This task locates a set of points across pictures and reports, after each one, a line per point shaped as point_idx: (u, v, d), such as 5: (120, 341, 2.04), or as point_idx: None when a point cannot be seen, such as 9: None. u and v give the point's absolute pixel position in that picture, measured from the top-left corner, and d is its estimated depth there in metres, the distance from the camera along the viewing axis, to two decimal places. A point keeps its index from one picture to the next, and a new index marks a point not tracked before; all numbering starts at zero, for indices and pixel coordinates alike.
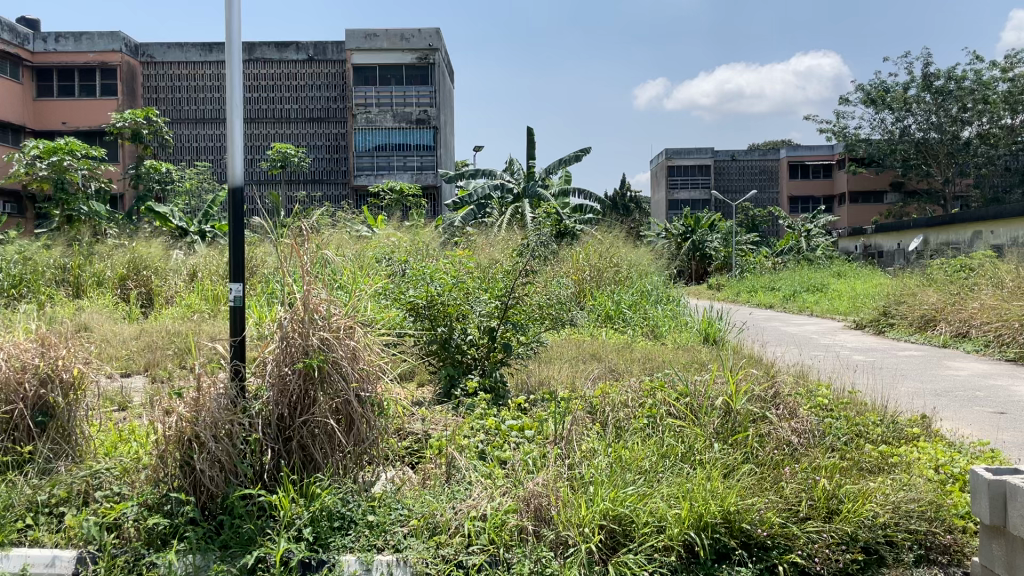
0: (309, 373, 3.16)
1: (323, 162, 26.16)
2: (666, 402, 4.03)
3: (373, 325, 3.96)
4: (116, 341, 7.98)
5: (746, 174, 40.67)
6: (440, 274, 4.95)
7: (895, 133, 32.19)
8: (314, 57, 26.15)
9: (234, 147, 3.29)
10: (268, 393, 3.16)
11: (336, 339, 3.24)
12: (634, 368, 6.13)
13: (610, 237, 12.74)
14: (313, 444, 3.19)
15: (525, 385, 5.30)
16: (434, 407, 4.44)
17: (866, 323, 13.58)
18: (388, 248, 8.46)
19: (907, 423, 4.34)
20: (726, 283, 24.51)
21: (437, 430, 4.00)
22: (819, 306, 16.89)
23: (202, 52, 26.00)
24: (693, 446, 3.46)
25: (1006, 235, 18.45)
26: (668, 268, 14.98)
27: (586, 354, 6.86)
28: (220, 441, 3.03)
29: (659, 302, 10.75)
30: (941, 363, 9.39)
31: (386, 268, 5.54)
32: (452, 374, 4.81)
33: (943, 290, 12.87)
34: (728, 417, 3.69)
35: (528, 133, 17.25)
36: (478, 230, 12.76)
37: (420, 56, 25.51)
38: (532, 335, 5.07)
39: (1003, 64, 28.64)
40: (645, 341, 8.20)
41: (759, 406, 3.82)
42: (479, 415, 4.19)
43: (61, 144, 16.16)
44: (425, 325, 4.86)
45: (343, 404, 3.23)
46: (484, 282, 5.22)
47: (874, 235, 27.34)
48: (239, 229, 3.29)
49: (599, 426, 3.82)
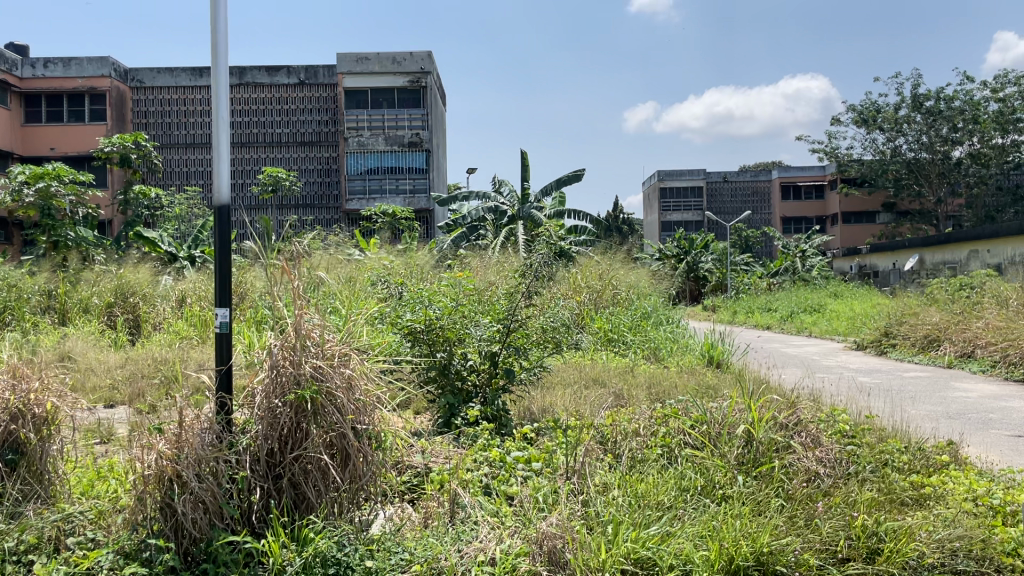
0: (302, 405, 2.92)
1: (314, 186, 26.02)
2: (680, 431, 3.80)
3: (369, 350, 3.73)
4: (101, 371, 7.70)
5: (738, 196, 40.67)
6: (438, 298, 4.72)
7: (886, 153, 32.23)
8: (306, 81, 26.03)
9: (219, 161, 3.05)
10: (257, 426, 2.92)
11: (332, 367, 3.01)
12: (640, 394, 5.88)
13: (608, 259, 12.55)
14: (306, 481, 2.95)
15: (529, 414, 5.06)
16: (435, 437, 4.18)
17: (866, 344, 13.38)
18: (381, 271, 8.22)
19: (934, 451, 4.09)
20: (721, 305, 24.35)
21: (438, 463, 3.74)
22: (817, 327, 16.72)
23: (192, 76, 25.76)
24: (713, 479, 3.25)
25: (1002, 254, 18.33)
26: (666, 290, 14.79)
27: (588, 379, 6.61)
28: (205, 481, 2.77)
29: (659, 324, 10.53)
30: (947, 385, 9.19)
31: (379, 292, 5.29)
32: (451, 404, 4.53)
33: (944, 310, 12.69)
34: (750, 447, 3.47)
35: (522, 155, 17.07)
36: (472, 252, 12.54)
37: (413, 79, 25.42)
38: (536, 360, 4.84)
39: (993, 85, 28.76)
40: (647, 364, 7.98)
41: (782, 434, 3.59)
42: (483, 446, 3.95)
43: (48, 170, 15.88)
44: (423, 351, 4.60)
45: (338, 438, 2.99)
46: (484, 306, 4.99)
47: (869, 255, 27.25)
48: (225, 252, 3.05)
49: (612, 457, 3.59)
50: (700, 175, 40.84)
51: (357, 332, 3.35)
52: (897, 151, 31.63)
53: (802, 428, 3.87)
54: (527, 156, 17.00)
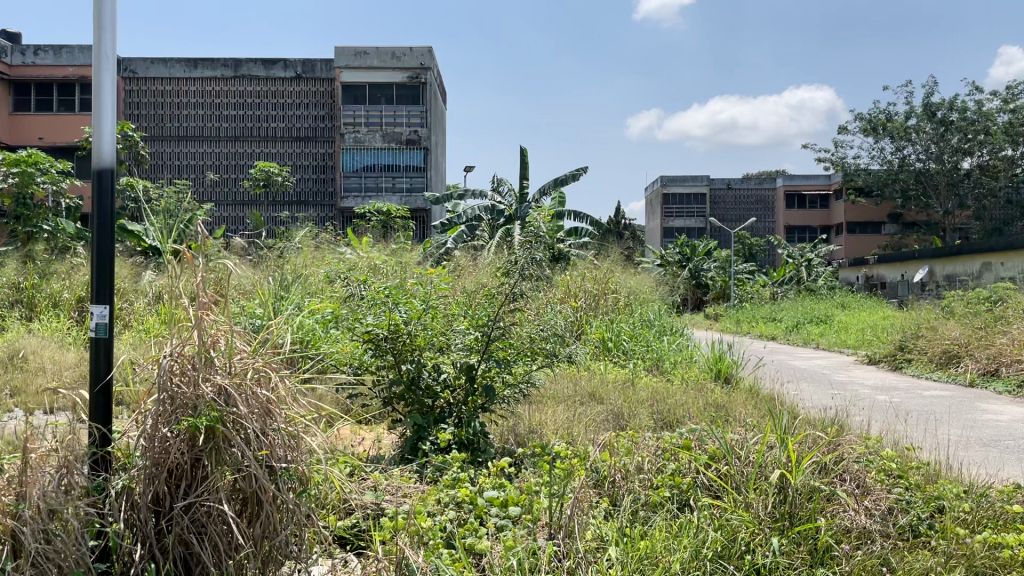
0: (201, 435, 2.21)
1: (310, 182, 25.39)
2: (695, 470, 3.14)
3: (302, 366, 2.99)
4: (50, 373, 6.97)
5: (741, 203, 40.01)
6: (407, 298, 3.97)
7: (894, 163, 31.43)
8: (304, 75, 25.25)
9: (99, 114, 2.32)
10: (142, 469, 2.22)
11: (244, 389, 2.29)
12: (642, 412, 5.14)
13: (608, 262, 11.88)
14: (201, 540, 2.22)
15: (514, 435, 4.36)
16: (393, 468, 3.45)
17: (880, 358, 12.63)
18: (364, 268, 7.53)
19: (1001, 498, 3.33)
20: (724, 314, 23.63)
21: (392, 503, 3.02)
22: (826, 339, 15.92)
23: (186, 68, 25.02)
24: (737, 537, 2.55)
25: (1017, 267, 17.59)
26: (668, 297, 14.02)
27: (584, 395, 5.89)
28: (55, 541, 2.06)
29: (663, 332, 9.82)
30: (972, 405, 8.41)
31: (337, 288, 4.57)
32: (419, 425, 3.77)
33: (965, 324, 11.90)
34: (785, 496, 2.71)
35: (523, 153, 16.33)
36: (466, 251, 11.76)
37: (412, 75, 24.68)
38: (522, 374, 4.13)
39: (1004, 95, 28.14)
40: (650, 377, 7.29)
41: (825, 481, 2.86)
42: (451, 482, 3.22)
43: (23, 157, 14.87)
44: (387, 361, 3.86)
45: (250, 484, 2.25)
46: (465, 311, 4.29)
47: (877, 265, 26.50)
48: (106, 231, 2.31)
49: (609, 504, 2.92)
50: (704, 181, 39.80)
51: (284, 340, 2.63)
52: (904, 161, 30.89)
53: (847, 474, 3.16)
54: (526, 153, 16.28)
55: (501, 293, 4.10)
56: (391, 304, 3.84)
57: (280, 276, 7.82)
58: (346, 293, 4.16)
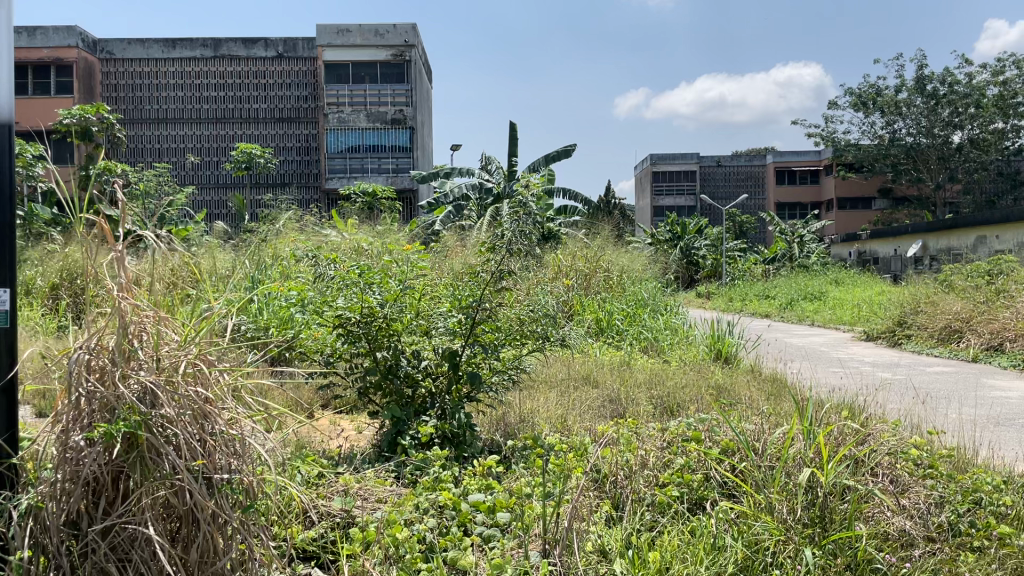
0: (120, 443, 1.83)
1: (293, 164, 24.85)
2: (705, 464, 2.82)
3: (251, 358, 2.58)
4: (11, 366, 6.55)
5: (732, 180, 39.62)
6: (383, 277, 3.59)
7: (884, 138, 31.05)
8: (285, 54, 24.77)
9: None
10: (54, 486, 1.84)
11: (174, 388, 1.90)
12: (640, 397, 4.81)
13: (599, 241, 11.49)
14: (124, 571, 1.85)
15: (503, 426, 4.01)
16: (369, 468, 3.08)
17: (878, 335, 12.34)
18: (341, 248, 7.15)
19: None
20: (716, 292, 23.33)
21: (365, 508, 2.66)
22: (821, 316, 15.63)
23: (164, 48, 24.55)
24: (762, 548, 2.20)
25: (1013, 240, 17.29)
26: (661, 276, 13.65)
27: (579, 379, 5.56)
28: None
29: (657, 312, 9.47)
30: (978, 381, 8.08)
31: (306, 269, 4.20)
32: (398, 419, 3.41)
33: (966, 297, 11.59)
34: (815, 500, 2.35)
35: (511, 129, 15.86)
36: (453, 232, 11.36)
37: (396, 53, 24.06)
38: (511, 360, 3.77)
39: (994, 67, 27.78)
40: (647, 358, 6.98)
41: (861, 481, 2.49)
42: (432, 484, 2.84)
43: None
44: (362, 348, 3.50)
45: (186, 501, 1.87)
46: (447, 291, 3.92)
47: (869, 241, 26.24)
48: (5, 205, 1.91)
49: (610, 508, 2.57)
50: (693, 158, 39.61)
51: (226, 326, 2.22)
52: (895, 135, 30.55)
53: (876, 468, 2.80)
54: (515, 129, 15.84)
55: (486, 271, 3.70)
56: (364, 285, 3.46)
57: (257, 261, 7.45)
58: (314, 273, 3.79)
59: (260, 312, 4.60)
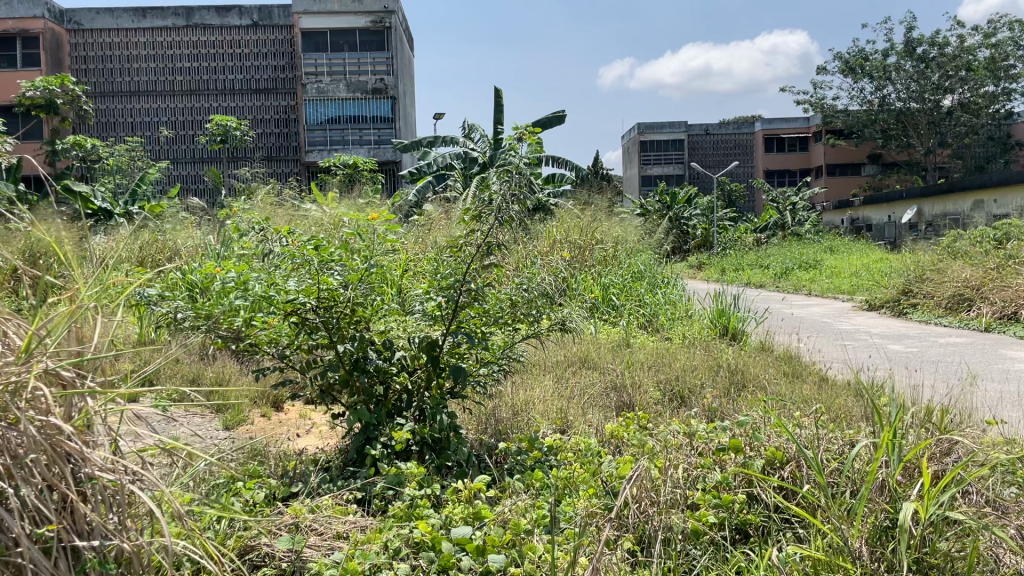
0: None
1: (271, 137, 24.02)
2: (744, 482, 2.28)
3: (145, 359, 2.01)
4: None
5: (720, 149, 38.65)
6: (344, 250, 2.97)
7: (874, 103, 30.25)
8: (260, 23, 23.82)
9: None
10: None
11: (15, 421, 1.34)
12: (646, 382, 4.26)
13: (590, 211, 10.87)
14: None
15: (493, 423, 3.44)
16: (329, 492, 2.48)
17: (882, 304, 11.80)
18: (314, 224, 6.52)
19: None
20: (708, 262, 22.74)
21: (320, 547, 2.08)
22: (819, 285, 15.12)
23: (134, 18, 23.54)
24: None
25: (1011, 204, 16.73)
26: (655, 247, 12.99)
27: (575, 361, 5.02)
28: None
29: (656, 285, 8.84)
30: (995, 352, 7.52)
31: (254, 242, 3.61)
32: (367, 425, 2.81)
33: (976, 264, 11.01)
34: (908, 542, 1.78)
35: (496, 94, 15.16)
36: (435, 204, 10.64)
37: (375, 20, 23.12)
38: (502, 349, 3.19)
39: (986, 29, 27.11)
40: (645, 335, 6.44)
41: (968, 513, 1.90)
42: (405, 513, 2.26)
43: None
44: (323, 340, 2.88)
45: None
46: (423, 270, 3.30)
47: (862, 207, 25.71)
48: None
49: (632, 548, 2.01)
50: (681, 127, 38.52)
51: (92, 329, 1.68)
52: (885, 100, 29.76)
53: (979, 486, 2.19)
54: (500, 95, 15.14)
55: (470, 244, 3.04)
56: (319, 264, 2.86)
57: (223, 238, 6.80)
58: (264, 249, 3.22)
59: (207, 295, 4.03)
